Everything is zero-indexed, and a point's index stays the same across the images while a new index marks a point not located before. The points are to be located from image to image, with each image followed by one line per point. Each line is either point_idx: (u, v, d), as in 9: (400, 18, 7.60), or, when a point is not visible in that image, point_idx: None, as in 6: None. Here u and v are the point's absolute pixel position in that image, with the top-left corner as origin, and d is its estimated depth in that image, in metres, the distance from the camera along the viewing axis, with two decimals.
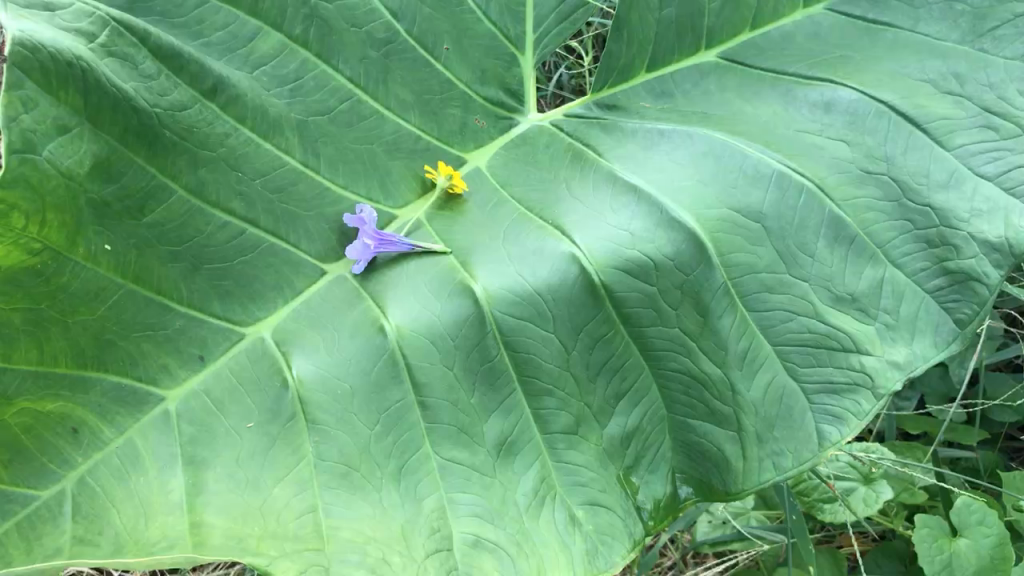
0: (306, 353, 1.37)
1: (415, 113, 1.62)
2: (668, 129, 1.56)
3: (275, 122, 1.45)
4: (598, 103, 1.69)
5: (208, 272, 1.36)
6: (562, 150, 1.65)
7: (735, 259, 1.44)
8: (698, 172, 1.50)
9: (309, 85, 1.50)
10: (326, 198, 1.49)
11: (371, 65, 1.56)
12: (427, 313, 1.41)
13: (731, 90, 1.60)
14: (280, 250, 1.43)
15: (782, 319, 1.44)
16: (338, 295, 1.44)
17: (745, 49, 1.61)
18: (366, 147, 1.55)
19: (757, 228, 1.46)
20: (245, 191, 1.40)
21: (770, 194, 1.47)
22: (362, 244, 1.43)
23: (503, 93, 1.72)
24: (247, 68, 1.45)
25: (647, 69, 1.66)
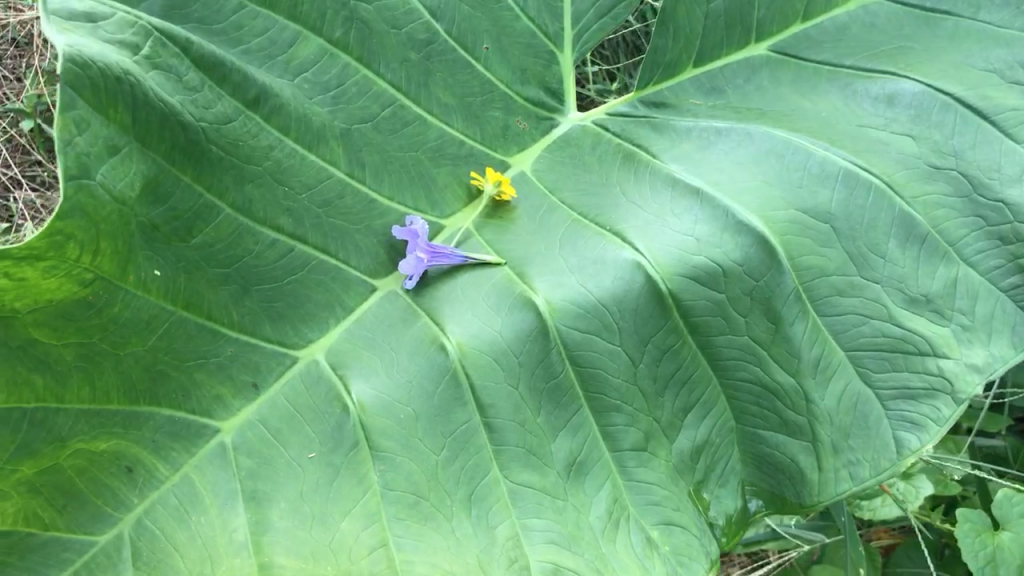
0: (364, 375, 1.29)
1: (458, 117, 1.54)
2: (725, 127, 1.49)
3: (320, 132, 1.37)
4: (644, 101, 1.62)
5: (259, 294, 1.29)
6: (611, 151, 1.58)
7: (806, 262, 1.38)
8: (761, 172, 1.44)
9: (352, 92, 1.42)
10: (375, 209, 1.42)
11: (412, 68, 1.49)
12: (488, 329, 1.33)
13: (786, 85, 1.54)
14: (331, 268, 1.36)
15: (854, 324, 1.39)
16: (393, 312, 1.37)
17: (797, 42, 1.54)
18: (411, 155, 1.48)
19: (826, 229, 1.40)
20: (293, 207, 1.33)
21: (838, 194, 1.41)
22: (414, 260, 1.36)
23: (543, 92, 1.65)
24: (288, 76, 1.36)
25: (694, 64, 1.60)
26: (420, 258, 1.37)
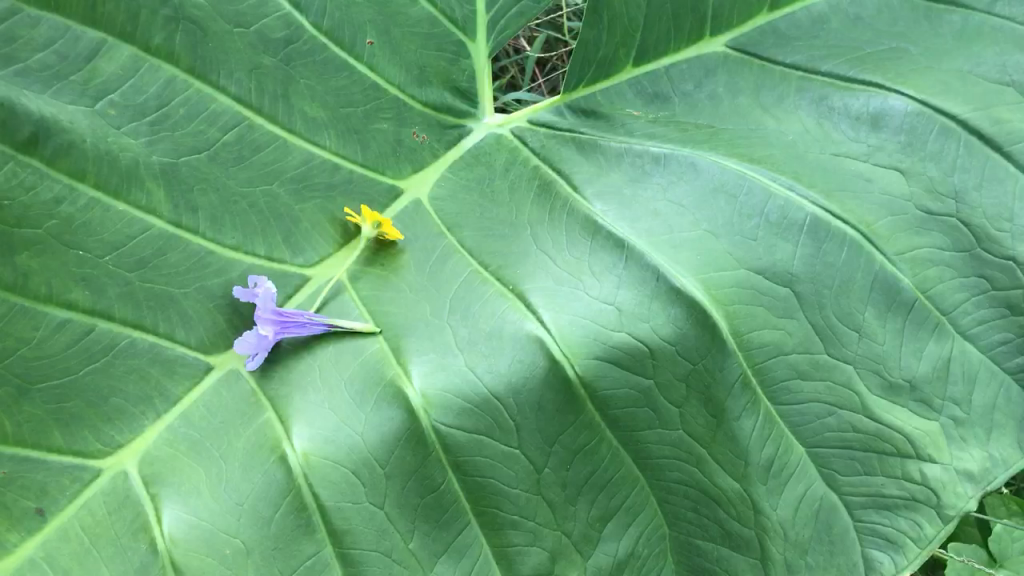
0: (180, 496, 1.01)
1: (329, 135, 1.22)
2: (664, 154, 1.18)
3: (129, 172, 1.06)
4: (572, 107, 1.30)
5: (42, 396, 1.00)
6: (527, 176, 1.26)
7: (758, 338, 1.09)
8: (705, 218, 1.13)
9: (179, 114, 1.11)
10: (209, 265, 1.11)
11: (266, 76, 1.17)
12: (345, 431, 1.04)
13: (744, 94, 1.21)
14: (147, 349, 1.06)
15: (819, 416, 1.11)
16: (229, 403, 1.07)
17: (763, 37, 1.21)
18: (265, 189, 1.17)
19: (785, 293, 1.10)
20: (91, 275, 1.03)
21: (802, 249, 1.10)
22: (256, 335, 1.07)
23: (450, 94, 1.32)
24: (85, 100, 1.06)
25: (635, 64, 1.27)
26: (267, 331, 1.08)
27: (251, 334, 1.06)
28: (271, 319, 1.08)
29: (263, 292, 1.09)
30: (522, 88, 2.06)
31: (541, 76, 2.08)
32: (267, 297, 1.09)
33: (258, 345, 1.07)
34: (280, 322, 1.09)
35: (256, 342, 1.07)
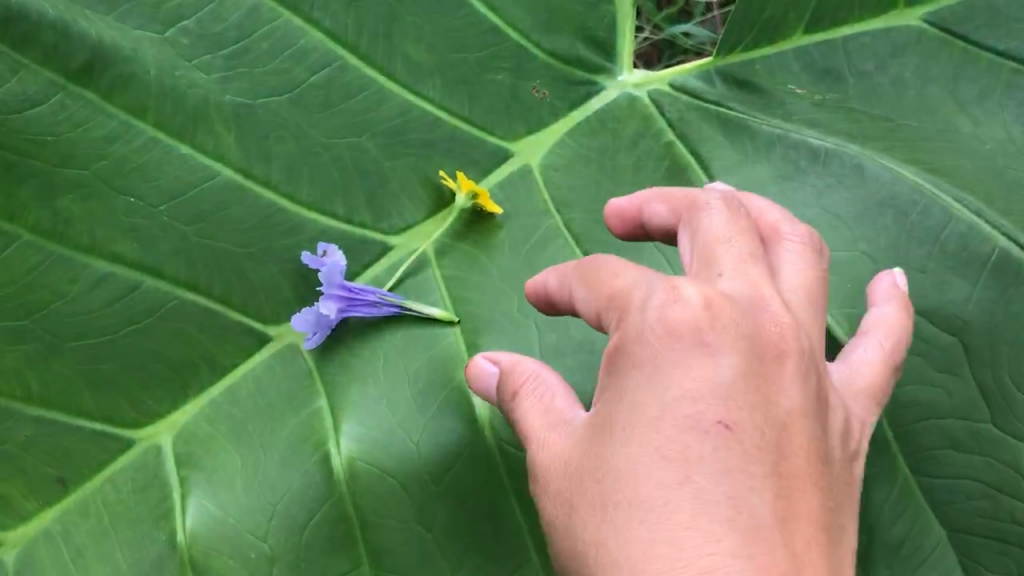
0: (211, 486, 0.91)
1: (434, 84, 1.05)
2: (825, 149, 0.97)
3: (196, 112, 0.94)
4: (724, 74, 1.08)
5: (75, 354, 0.90)
6: (656, 154, 1.06)
7: (906, 396, 0.90)
8: (864, 236, 0.93)
9: (260, 48, 0.98)
10: (277, 224, 0.97)
11: (367, 11, 1.03)
12: (399, 437, 0.94)
13: (937, 83, 1.00)
14: (199, 312, 0.94)
15: (970, 496, 0.90)
16: (280, 384, 0.95)
17: (973, 15, 1.00)
18: (351, 142, 1.01)
19: (950, 342, 0.90)
20: (141, 225, 0.91)
21: (981, 292, 0.89)
22: (315, 314, 0.93)
23: (582, 43, 1.12)
24: (155, 26, 0.95)
25: (806, 31, 1.05)
26: (331, 310, 0.93)
27: (309, 312, 0.92)
28: (336, 297, 0.94)
29: (329, 264, 0.94)
30: (694, 18, 1.80)
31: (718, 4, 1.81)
32: (335, 270, 0.94)
33: (316, 325, 0.93)
34: (346, 299, 0.95)
35: (313, 322, 0.93)
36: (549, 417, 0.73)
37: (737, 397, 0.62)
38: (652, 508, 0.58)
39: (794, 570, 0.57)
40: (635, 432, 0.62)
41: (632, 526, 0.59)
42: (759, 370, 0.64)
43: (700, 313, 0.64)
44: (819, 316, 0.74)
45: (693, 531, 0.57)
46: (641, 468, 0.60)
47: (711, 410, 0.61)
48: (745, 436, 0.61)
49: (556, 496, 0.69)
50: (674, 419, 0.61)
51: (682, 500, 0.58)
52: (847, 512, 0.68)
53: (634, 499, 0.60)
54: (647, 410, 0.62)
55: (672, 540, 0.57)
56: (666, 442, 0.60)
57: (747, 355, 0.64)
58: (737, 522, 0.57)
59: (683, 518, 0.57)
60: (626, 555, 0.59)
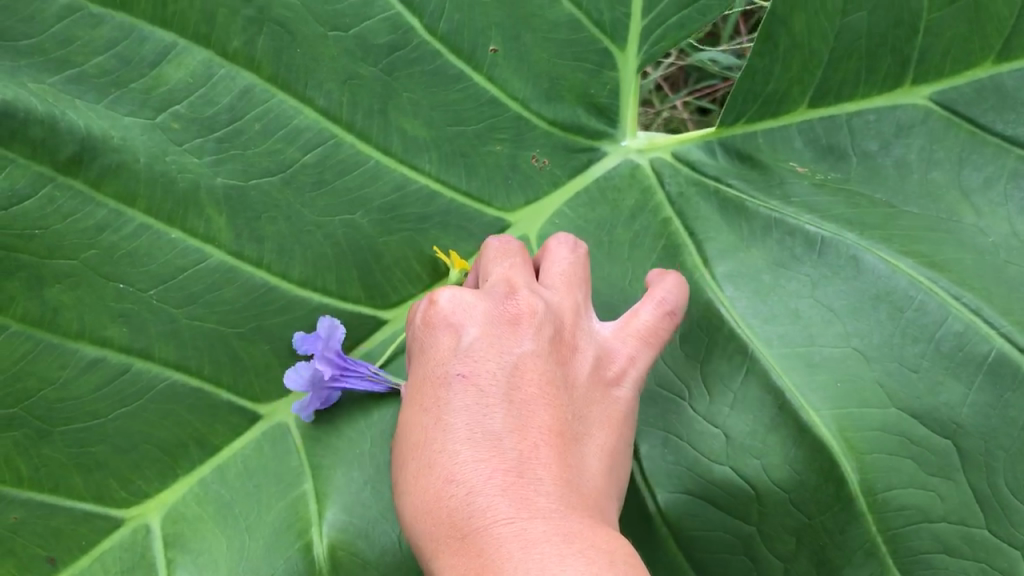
0: (196, 569, 0.93)
1: (430, 157, 1.04)
2: (820, 238, 0.94)
3: (187, 199, 0.94)
4: (726, 146, 1.07)
5: (64, 439, 0.92)
6: (654, 232, 1.05)
7: (895, 500, 0.88)
8: (857, 331, 0.90)
9: (253, 129, 0.97)
10: (269, 302, 0.98)
11: (363, 89, 1.01)
12: (383, 526, 0.94)
13: (941, 167, 0.98)
14: (188, 394, 0.95)
15: None
16: (268, 464, 0.96)
17: (981, 97, 0.97)
18: (345, 220, 1.01)
19: (945, 446, 0.87)
20: (131, 311, 0.92)
21: (975, 396, 0.86)
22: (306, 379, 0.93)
23: (583, 111, 1.10)
24: (146, 112, 0.93)
25: (809, 105, 1.03)
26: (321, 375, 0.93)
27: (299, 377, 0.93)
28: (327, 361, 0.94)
29: (324, 326, 0.94)
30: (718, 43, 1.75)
31: (745, 26, 1.75)
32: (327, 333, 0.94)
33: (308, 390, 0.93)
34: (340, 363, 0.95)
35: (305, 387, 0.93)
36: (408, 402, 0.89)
37: (479, 347, 0.80)
38: (420, 446, 0.75)
39: (521, 464, 0.70)
40: (419, 398, 0.79)
41: (410, 467, 0.76)
42: (499, 325, 0.81)
43: (452, 301, 0.83)
44: (579, 292, 0.88)
45: (440, 453, 0.73)
46: (414, 427, 0.77)
47: (460, 366, 0.79)
48: (484, 377, 0.77)
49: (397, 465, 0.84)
50: (432, 383, 0.79)
51: (436, 433, 0.75)
52: (604, 426, 0.81)
53: (414, 447, 0.76)
54: (423, 381, 0.80)
55: (430, 467, 0.73)
56: (428, 401, 0.78)
57: (488, 323, 0.81)
58: (475, 439, 0.72)
59: (435, 446, 0.74)
60: (407, 489, 0.75)
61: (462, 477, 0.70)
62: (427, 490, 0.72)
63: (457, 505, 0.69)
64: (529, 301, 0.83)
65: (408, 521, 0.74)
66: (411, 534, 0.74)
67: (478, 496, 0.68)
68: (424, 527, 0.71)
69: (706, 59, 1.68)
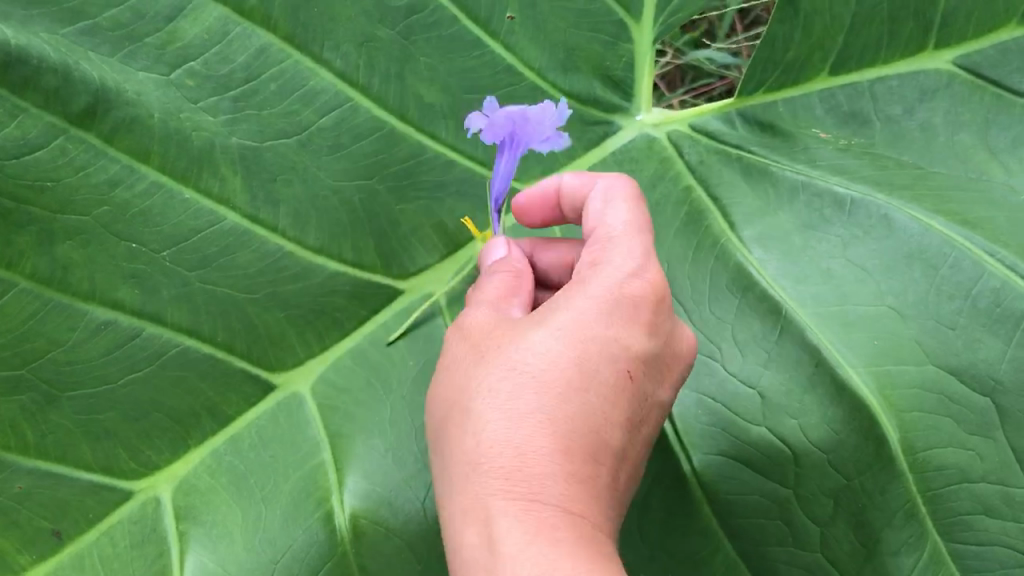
0: (210, 542, 0.88)
1: (446, 125, 1.02)
2: (850, 198, 0.93)
3: (202, 156, 0.91)
4: (745, 116, 1.05)
5: (72, 405, 0.88)
6: (674, 199, 1.01)
7: (936, 460, 0.86)
8: (892, 290, 0.88)
9: (269, 89, 0.95)
10: (283, 269, 0.94)
11: (379, 51, 0.99)
12: (405, 493, 0.91)
13: (967, 129, 0.97)
14: (201, 361, 0.91)
15: (1004, 565, 0.87)
16: (285, 435, 0.92)
17: (1004, 60, 0.97)
18: (361, 185, 0.98)
19: (984, 404, 0.85)
20: (144, 271, 0.89)
21: (1015, 351, 0.84)
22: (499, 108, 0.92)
23: (599, 84, 1.09)
24: (160, 67, 0.92)
25: (829, 73, 1.02)
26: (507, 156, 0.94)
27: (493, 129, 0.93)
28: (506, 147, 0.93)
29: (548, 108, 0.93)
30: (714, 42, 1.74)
31: (741, 24, 1.74)
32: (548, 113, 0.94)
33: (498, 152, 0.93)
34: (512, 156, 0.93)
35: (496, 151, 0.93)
36: (499, 287, 0.82)
37: (636, 325, 0.73)
38: (531, 378, 0.69)
39: (601, 498, 0.69)
40: (549, 317, 0.73)
41: (506, 381, 0.70)
42: (663, 316, 0.75)
43: (628, 245, 0.77)
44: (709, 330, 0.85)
45: (548, 412, 0.68)
46: (562, 352, 0.71)
47: (629, 349, 0.73)
48: (633, 386, 0.73)
49: (457, 336, 0.78)
50: (606, 338, 0.72)
51: (576, 395, 0.69)
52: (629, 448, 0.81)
53: (517, 362, 0.70)
54: (566, 305, 0.73)
55: (531, 413, 0.68)
56: (590, 345, 0.71)
57: (663, 336, 0.76)
58: (595, 443, 0.69)
59: (544, 396, 0.69)
60: (507, 395, 0.69)
61: (571, 472, 0.67)
62: (534, 434, 0.67)
63: (556, 487, 0.66)
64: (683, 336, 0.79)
65: (467, 424, 0.70)
66: (460, 436, 0.70)
67: (574, 505, 0.66)
68: (479, 454, 0.67)
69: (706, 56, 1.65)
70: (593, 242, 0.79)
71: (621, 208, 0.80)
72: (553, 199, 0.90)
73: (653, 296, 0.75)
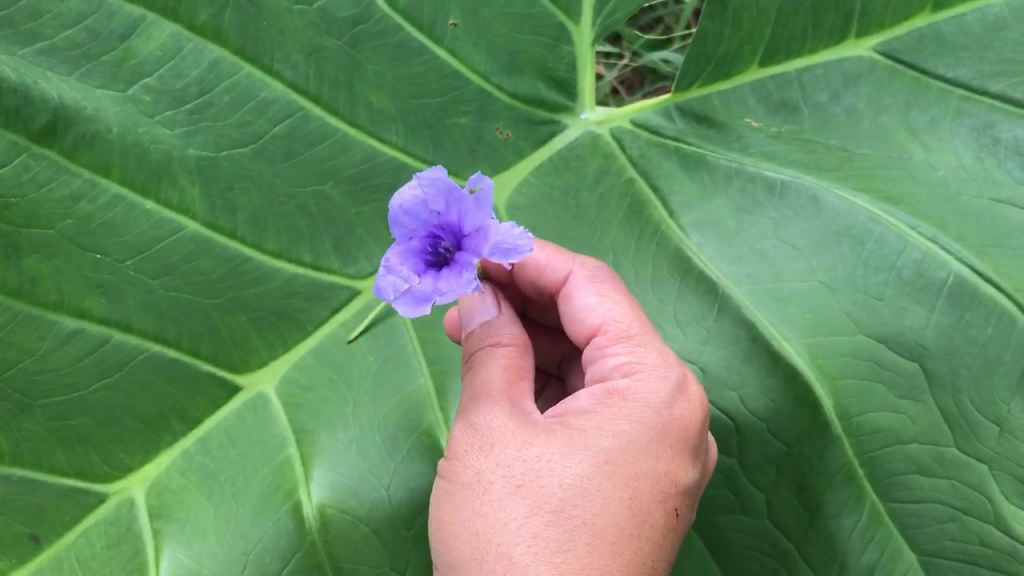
0: (184, 538, 0.92)
1: (397, 129, 1.05)
2: (780, 182, 0.98)
3: (160, 168, 0.95)
4: (684, 110, 1.09)
5: (45, 411, 0.92)
6: (619, 190, 1.07)
7: (870, 423, 0.92)
8: (821, 265, 0.95)
9: (223, 101, 0.99)
10: (243, 274, 0.98)
11: (328, 61, 1.02)
12: (369, 482, 0.95)
13: (889, 112, 1.01)
14: (168, 365, 0.95)
15: (938, 520, 0.92)
16: (252, 434, 0.95)
17: (920, 45, 1.00)
18: (316, 190, 1.02)
19: (913, 369, 0.91)
20: (108, 281, 0.93)
21: (938, 318, 0.90)
22: (443, 184, 0.80)
23: (543, 84, 1.12)
24: (117, 84, 0.96)
25: (760, 64, 1.06)
26: (418, 257, 0.80)
27: (384, 282, 0.77)
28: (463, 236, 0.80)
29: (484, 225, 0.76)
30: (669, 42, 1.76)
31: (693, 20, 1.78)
32: (495, 229, 0.74)
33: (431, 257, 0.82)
34: (435, 274, 0.79)
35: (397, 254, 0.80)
36: (505, 372, 0.82)
37: (670, 460, 0.80)
38: (586, 527, 0.75)
39: None
40: (592, 449, 0.77)
41: (553, 526, 0.74)
42: (689, 444, 0.83)
43: (655, 359, 0.83)
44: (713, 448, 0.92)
45: (600, 562, 0.74)
46: (609, 496, 0.76)
47: (666, 490, 0.80)
48: (668, 527, 0.80)
49: (470, 445, 0.80)
50: (650, 483, 0.79)
51: (622, 545, 0.76)
52: None
53: (564, 508, 0.75)
54: (606, 437, 0.78)
55: (584, 564, 0.73)
56: (635, 490, 0.77)
57: (693, 475, 0.84)
58: None
59: (596, 543, 0.74)
60: (561, 544, 0.74)
61: None
62: None
63: None
64: (704, 466, 0.86)
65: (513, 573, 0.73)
66: None
67: None
68: None
69: (659, 59, 1.70)
70: (613, 343, 0.85)
71: (612, 306, 0.87)
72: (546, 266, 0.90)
73: (688, 432, 0.82)
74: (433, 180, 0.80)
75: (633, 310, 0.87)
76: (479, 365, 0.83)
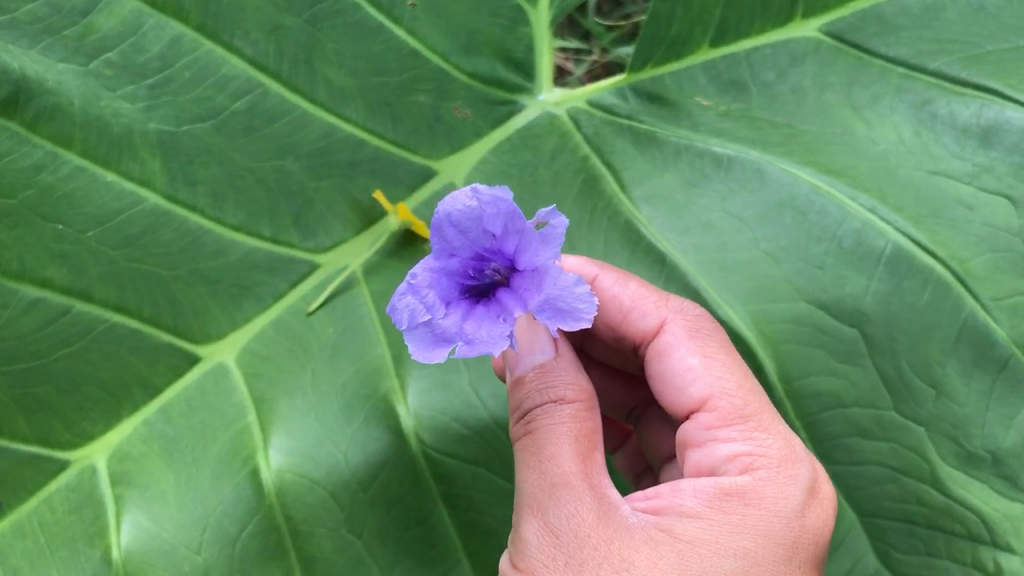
0: (145, 503, 0.94)
1: (356, 107, 1.05)
2: (727, 156, 1.01)
3: (121, 141, 0.97)
4: (637, 90, 1.10)
5: (8, 378, 0.94)
6: (573, 167, 1.08)
7: (812, 386, 0.97)
8: (766, 236, 0.99)
9: (183, 77, 1.00)
10: (202, 246, 0.99)
11: (288, 39, 1.03)
12: (327, 448, 0.98)
13: (834, 89, 1.01)
14: (129, 335, 0.96)
15: (878, 480, 0.97)
16: (212, 402, 0.97)
17: (864, 24, 1.00)
18: (276, 165, 1.02)
19: (852, 334, 0.96)
20: (70, 251, 0.95)
21: (877, 285, 0.95)
22: (503, 206, 0.71)
23: (501, 65, 1.11)
24: (78, 58, 0.98)
25: (711, 44, 1.06)
26: (454, 280, 0.74)
27: (403, 304, 0.71)
28: (513, 267, 0.73)
29: (549, 278, 0.68)
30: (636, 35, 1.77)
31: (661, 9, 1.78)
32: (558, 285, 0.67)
33: (471, 280, 0.75)
34: (465, 309, 0.73)
35: (432, 268, 0.73)
36: (579, 448, 0.78)
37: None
38: None
39: None
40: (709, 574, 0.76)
41: None
42: (809, 559, 0.82)
43: (771, 450, 0.83)
44: None
45: None
46: None
47: None
48: None
49: (556, 556, 0.77)
50: None
51: None
52: None
53: None
54: (724, 558, 0.77)
55: None
56: None
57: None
58: None
59: None
60: None
61: None
62: None
63: None
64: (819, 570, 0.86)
65: None
66: None
67: None
68: None
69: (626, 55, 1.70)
70: (726, 425, 0.84)
71: (718, 375, 0.87)
72: (641, 318, 0.91)
73: (810, 549, 0.82)
74: (496, 201, 0.71)
75: (741, 383, 0.87)
76: (544, 444, 0.79)
